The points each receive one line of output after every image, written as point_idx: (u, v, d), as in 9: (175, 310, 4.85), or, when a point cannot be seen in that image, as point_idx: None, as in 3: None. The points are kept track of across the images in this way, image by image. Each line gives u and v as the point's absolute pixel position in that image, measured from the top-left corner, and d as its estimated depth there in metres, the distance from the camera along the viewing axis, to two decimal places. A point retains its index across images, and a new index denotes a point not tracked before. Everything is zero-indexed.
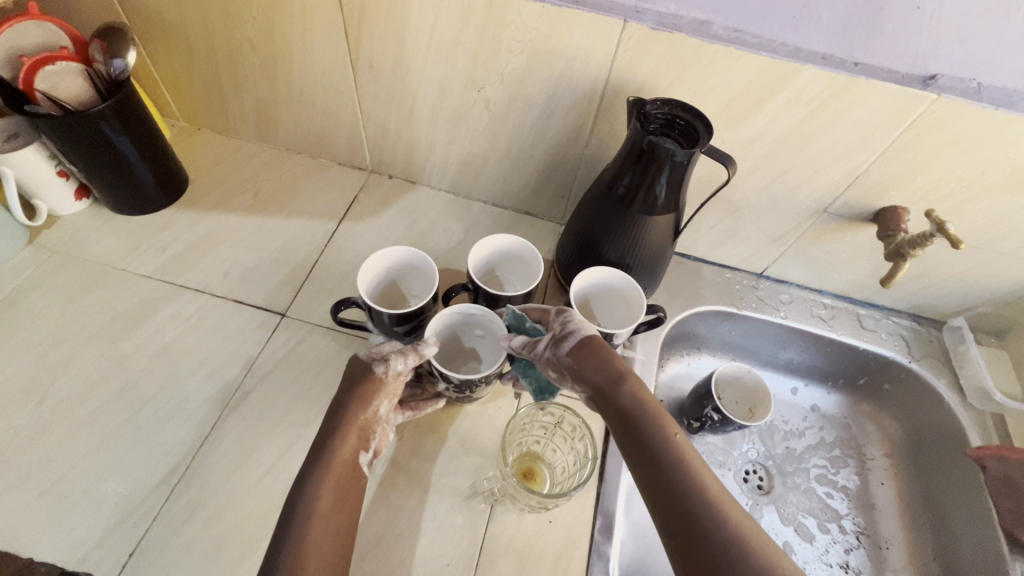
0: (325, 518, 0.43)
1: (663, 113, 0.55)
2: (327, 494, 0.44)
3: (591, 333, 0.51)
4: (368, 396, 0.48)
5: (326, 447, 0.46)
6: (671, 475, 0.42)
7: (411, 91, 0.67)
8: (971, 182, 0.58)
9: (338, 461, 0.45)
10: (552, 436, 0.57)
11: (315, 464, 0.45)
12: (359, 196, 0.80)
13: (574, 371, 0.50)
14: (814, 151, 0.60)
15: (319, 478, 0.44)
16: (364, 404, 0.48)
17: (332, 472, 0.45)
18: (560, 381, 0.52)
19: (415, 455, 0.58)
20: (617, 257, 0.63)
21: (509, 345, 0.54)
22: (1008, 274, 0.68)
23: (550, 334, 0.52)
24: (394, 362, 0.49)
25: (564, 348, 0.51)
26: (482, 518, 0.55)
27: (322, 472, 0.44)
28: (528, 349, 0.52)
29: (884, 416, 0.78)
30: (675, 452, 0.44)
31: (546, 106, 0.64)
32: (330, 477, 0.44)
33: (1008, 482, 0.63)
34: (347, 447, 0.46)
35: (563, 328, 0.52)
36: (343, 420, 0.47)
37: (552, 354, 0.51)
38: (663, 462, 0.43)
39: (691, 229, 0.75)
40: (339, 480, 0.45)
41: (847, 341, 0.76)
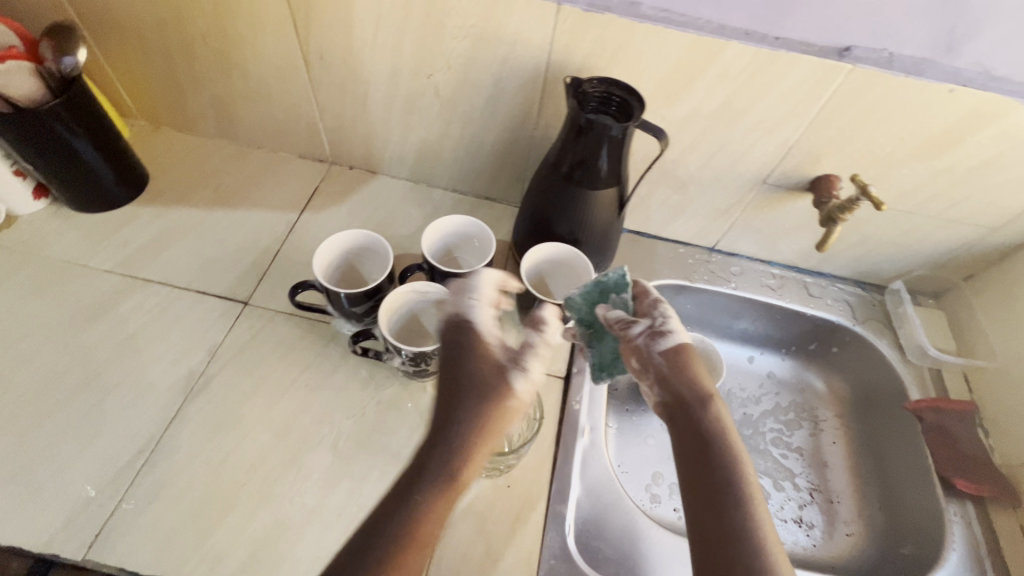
0: (422, 542, 0.40)
1: (600, 91, 0.57)
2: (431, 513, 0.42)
3: (687, 345, 0.55)
4: (506, 414, 0.49)
5: (442, 472, 0.44)
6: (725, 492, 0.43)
7: (364, 81, 0.69)
8: (893, 148, 0.62)
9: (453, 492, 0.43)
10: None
11: (424, 488, 0.43)
12: (320, 186, 0.81)
13: (660, 368, 0.54)
14: (747, 125, 0.63)
15: (424, 508, 0.42)
16: (500, 423, 0.48)
17: (449, 492, 0.43)
18: (639, 372, 0.55)
19: (378, 430, 0.60)
20: (567, 233, 0.66)
21: (605, 314, 0.60)
22: (937, 236, 0.72)
23: (649, 325, 0.57)
24: (531, 372, 0.52)
25: (658, 345, 0.55)
26: None
27: (432, 501, 0.42)
28: (621, 327, 0.57)
29: (835, 379, 0.82)
30: (740, 478, 0.44)
31: (493, 91, 0.66)
32: (437, 507, 0.42)
33: (942, 430, 0.68)
34: (466, 473, 0.45)
35: (663, 326, 0.56)
36: (470, 441, 0.46)
37: (645, 345, 0.55)
38: (723, 479, 0.44)
39: (642, 206, 0.78)
40: (444, 511, 0.42)
41: (795, 308, 0.80)
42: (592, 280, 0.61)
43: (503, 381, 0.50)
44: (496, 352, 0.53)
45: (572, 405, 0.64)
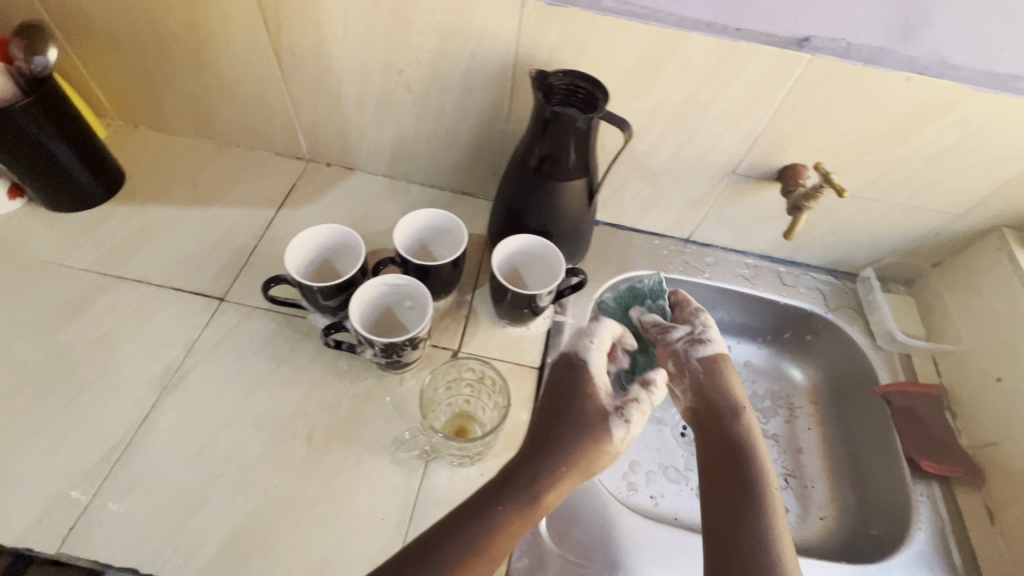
0: (491, 552, 0.44)
1: (566, 83, 0.58)
2: (508, 529, 0.45)
3: (724, 357, 0.58)
4: (598, 460, 0.51)
5: (528, 493, 0.47)
6: (750, 506, 0.46)
7: (337, 77, 0.70)
8: (855, 136, 0.63)
9: (532, 514, 0.47)
10: (477, 395, 0.61)
11: (511, 501, 0.46)
12: (297, 183, 0.82)
13: (696, 373, 0.57)
14: (713, 116, 0.64)
15: (506, 517, 0.45)
16: (591, 465, 0.51)
17: (528, 515, 0.46)
18: (671, 374, 0.59)
19: (352, 422, 0.60)
20: (538, 225, 0.67)
21: (641, 318, 0.64)
22: (904, 223, 0.73)
23: (690, 332, 0.60)
24: (631, 423, 0.54)
25: (696, 351, 0.58)
26: (417, 475, 0.58)
27: (510, 515, 0.46)
28: (661, 332, 0.61)
29: (809, 366, 0.83)
30: (763, 496, 0.47)
31: (464, 85, 0.67)
32: (515, 521, 0.45)
33: (909, 413, 0.69)
34: (547, 502, 0.48)
35: (703, 334, 0.60)
36: (558, 472, 0.49)
37: (684, 349, 0.59)
38: (750, 495, 0.47)
39: (617, 198, 0.79)
40: (520, 529, 0.46)
41: (769, 297, 0.81)
42: (626, 287, 0.68)
43: (608, 427, 0.53)
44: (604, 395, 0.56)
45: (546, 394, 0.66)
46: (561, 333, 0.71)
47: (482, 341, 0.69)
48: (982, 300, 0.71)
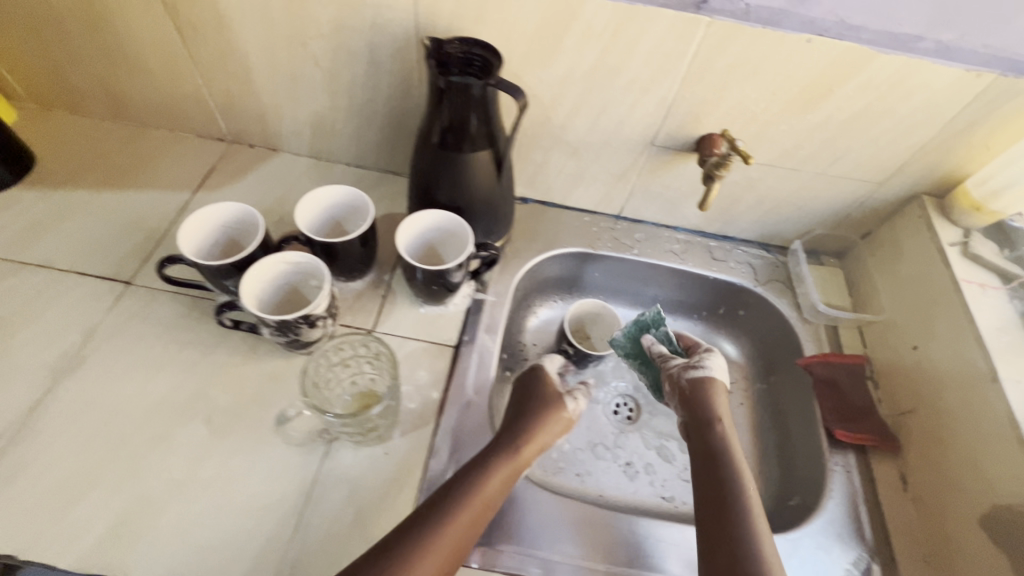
0: (483, 494, 0.53)
1: (462, 52, 0.56)
2: (497, 479, 0.55)
3: (716, 380, 0.68)
4: (554, 426, 0.64)
5: (510, 450, 0.58)
6: (732, 500, 0.57)
7: (242, 53, 0.67)
8: (766, 103, 0.62)
9: (517, 463, 0.58)
10: (384, 384, 0.58)
11: (497, 459, 0.57)
12: (217, 165, 0.80)
13: (686, 393, 0.68)
14: (622, 84, 0.63)
15: (495, 471, 0.56)
16: (549, 431, 0.63)
17: (510, 463, 0.57)
18: (671, 394, 0.70)
19: (254, 404, 0.59)
20: (448, 200, 0.65)
21: (651, 346, 0.74)
22: (828, 193, 0.72)
23: (686, 360, 0.71)
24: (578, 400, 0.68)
25: (689, 373, 0.69)
26: (317, 456, 0.56)
27: (499, 463, 0.57)
28: (662, 359, 0.72)
29: (740, 341, 0.83)
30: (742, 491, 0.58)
31: (371, 58, 0.65)
32: (501, 470, 0.56)
33: (831, 383, 0.69)
34: (522, 457, 0.59)
35: (697, 361, 0.70)
36: (529, 430, 0.62)
37: (678, 372, 0.70)
38: (732, 496, 0.57)
39: (541, 174, 0.77)
40: (507, 481, 0.56)
41: (699, 272, 0.80)
42: (633, 322, 0.77)
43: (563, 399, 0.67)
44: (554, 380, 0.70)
45: (459, 371, 0.65)
46: (480, 311, 0.70)
47: (397, 320, 0.68)
48: (904, 269, 0.70)
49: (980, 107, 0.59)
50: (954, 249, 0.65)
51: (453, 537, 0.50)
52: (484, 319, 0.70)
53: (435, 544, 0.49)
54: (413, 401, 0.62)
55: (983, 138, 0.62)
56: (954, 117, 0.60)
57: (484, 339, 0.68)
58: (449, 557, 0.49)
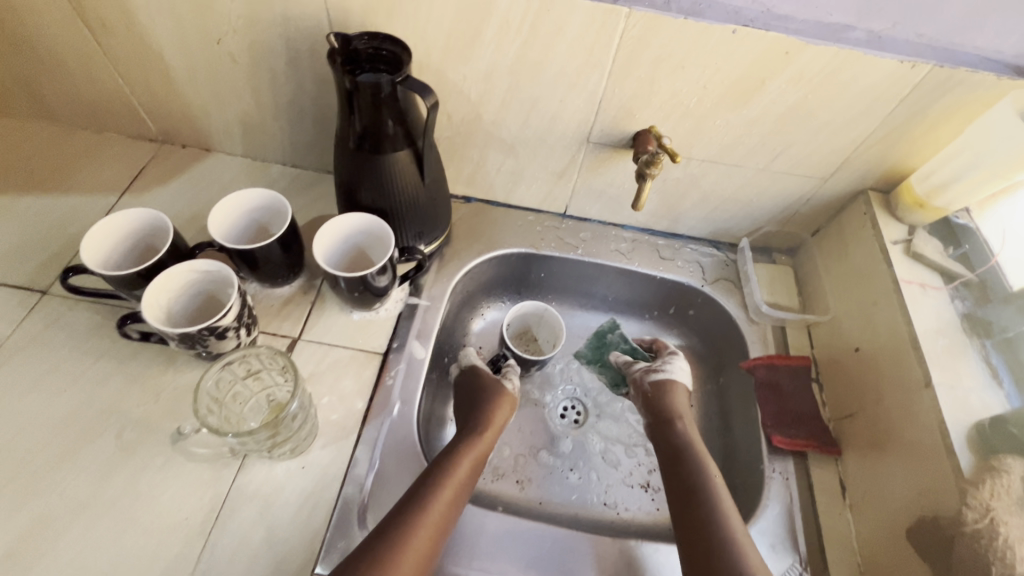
0: (459, 475, 0.57)
1: (372, 48, 0.54)
2: (467, 462, 0.59)
3: (675, 382, 0.70)
4: (496, 424, 0.65)
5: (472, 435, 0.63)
6: (699, 485, 0.58)
7: (156, 50, 0.64)
8: (698, 98, 0.59)
9: (479, 445, 0.62)
10: (299, 418, 0.53)
11: (454, 461, 0.58)
12: (147, 167, 0.77)
13: (647, 394, 0.70)
14: (549, 79, 0.60)
15: (455, 472, 0.57)
16: (492, 432, 0.65)
17: (475, 448, 0.62)
18: (635, 396, 0.72)
19: (167, 417, 0.57)
20: (370, 202, 0.62)
21: (618, 358, 0.79)
22: (774, 189, 0.70)
23: (648, 364, 0.73)
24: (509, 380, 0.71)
25: (651, 376, 0.71)
26: (230, 471, 0.55)
27: (465, 447, 0.61)
28: (627, 366, 0.75)
29: (691, 341, 0.81)
30: (706, 477, 0.59)
31: (288, 55, 0.63)
32: (458, 474, 0.57)
33: (772, 387, 0.67)
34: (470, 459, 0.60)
35: (661, 365, 0.72)
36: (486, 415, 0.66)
37: (641, 375, 0.72)
38: (698, 483, 0.59)
39: (480, 172, 0.75)
40: (470, 474, 0.59)
41: (645, 272, 0.78)
42: (593, 333, 0.83)
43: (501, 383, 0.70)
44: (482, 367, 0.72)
45: (385, 380, 0.63)
46: (412, 317, 0.68)
47: (325, 327, 0.66)
48: (850, 267, 0.68)
49: (919, 99, 0.56)
50: (897, 248, 0.63)
51: (425, 538, 0.51)
52: (416, 325, 0.68)
53: (408, 547, 0.49)
54: (336, 412, 0.60)
55: (925, 132, 0.59)
56: (893, 109, 0.57)
57: (414, 345, 0.66)
58: (433, 540, 0.51)
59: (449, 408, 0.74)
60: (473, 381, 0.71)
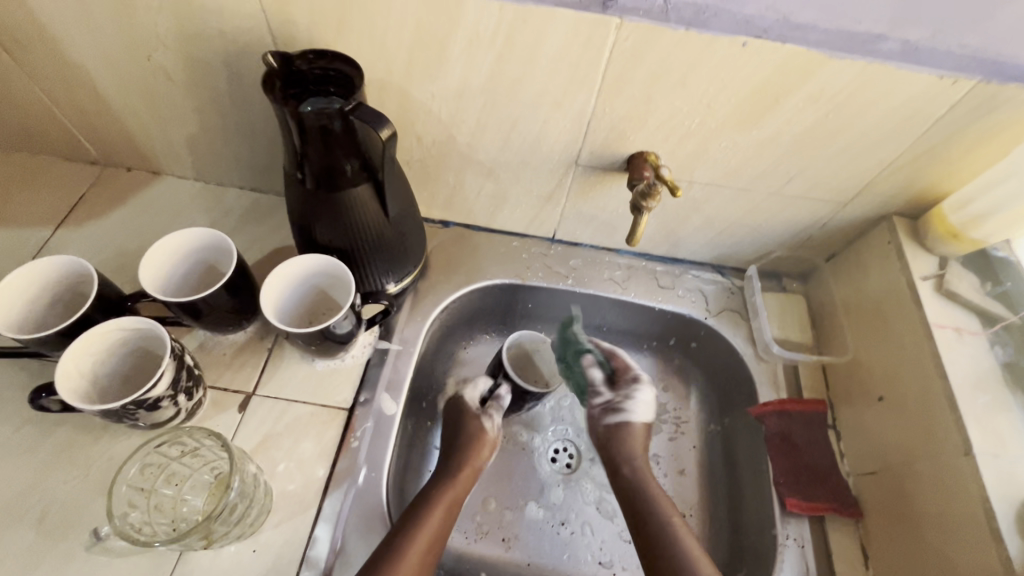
0: (434, 520, 0.54)
1: (318, 69, 0.46)
2: (444, 504, 0.56)
3: (633, 422, 0.66)
4: (474, 464, 0.61)
5: (451, 474, 0.59)
6: (663, 537, 0.56)
7: (81, 67, 0.56)
8: (701, 118, 0.52)
9: (457, 484, 0.59)
10: (240, 502, 0.47)
11: (430, 505, 0.55)
12: (87, 194, 0.69)
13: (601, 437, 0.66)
14: (529, 97, 0.52)
15: (432, 516, 0.54)
16: (470, 473, 0.60)
17: (455, 488, 0.58)
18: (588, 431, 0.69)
19: (99, 495, 0.50)
20: (328, 241, 0.54)
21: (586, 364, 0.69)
22: (786, 214, 0.62)
23: (610, 400, 0.67)
24: (488, 421, 0.63)
25: (608, 418, 0.67)
26: (169, 559, 0.48)
27: (443, 488, 0.58)
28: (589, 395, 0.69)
29: (693, 375, 0.74)
30: (667, 527, 0.56)
31: (230, 72, 0.55)
32: (428, 530, 0.52)
33: (785, 438, 0.60)
34: (444, 508, 0.56)
35: (621, 402, 0.67)
36: (467, 451, 0.61)
37: (598, 415, 0.68)
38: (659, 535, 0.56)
39: (458, 197, 0.67)
40: (448, 516, 0.56)
41: (642, 303, 0.70)
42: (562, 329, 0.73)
43: (479, 424, 0.63)
44: (467, 395, 0.65)
45: (350, 442, 0.55)
46: (382, 364, 0.61)
47: (283, 379, 0.59)
48: (871, 302, 0.61)
49: (958, 117, 0.48)
50: (927, 284, 0.55)
51: None
52: (386, 374, 0.61)
53: None
54: (293, 482, 0.53)
55: (962, 153, 0.51)
56: (928, 130, 0.50)
57: (384, 399, 0.59)
58: None
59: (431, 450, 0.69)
60: (451, 413, 0.65)
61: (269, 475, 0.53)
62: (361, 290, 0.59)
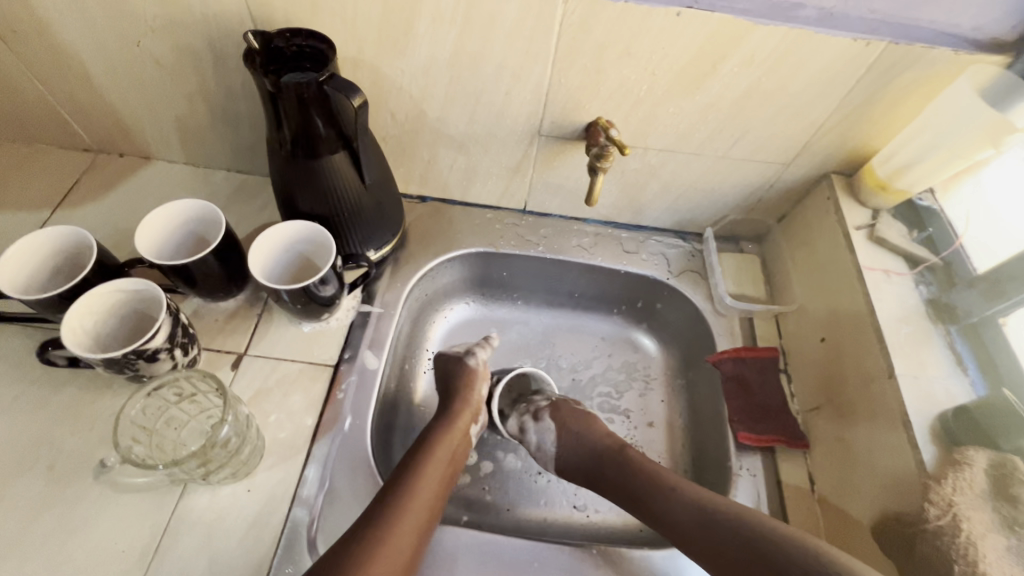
0: (440, 458, 0.58)
1: (295, 46, 0.51)
2: (447, 443, 0.60)
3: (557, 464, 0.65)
4: (474, 403, 0.65)
5: (449, 415, 0.63)
6: (673, 502, 0.55)
7: (74, 54, 0.61)
8: (647, 85, 0.57)
9: (456, 424, 0.63)
10: (234, 438, 0.51)
11: (433, 443, 0.59)
12: (82, 178, 0.74)
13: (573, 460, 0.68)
14: (490, 70, 0.57)
15: (437, 454, 0.58)
16: (468, 414, 0.64)
17: (457, 428, 0.62)
18: None
19: (103, 445, 0.54)
20: (310, 209, 0.59)
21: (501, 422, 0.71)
22: (736, 176, 0.68)
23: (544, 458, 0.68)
24: (480, 352, 0.70)
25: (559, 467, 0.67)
26: (171, 499, 0.52)
27: (442, 426, 0.62)
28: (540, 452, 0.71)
29: (660, 335, 0.79)
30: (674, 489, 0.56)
31: (215, 55, 0.59)
32: (436, 466, 0.57)
33: (740, 381, 0.65)
34: (447, 447, 0.60)
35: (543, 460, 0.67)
36: (462, 394, 0.65)
37: None
38: (667, 501, 0.55)
39: (432, 171, 0.72)
40: (452, 453, 0.60)
41: (609, 266, 0.75)
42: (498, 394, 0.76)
43: (465, 363, 0.68)
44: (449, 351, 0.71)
45: (336, 394, 0.60)
46: (365, 325, 0.66)
47: (272, 340, 0.63)
48: (816, 255, 0.66)
49: (876, 77, 0.53)
50: (860, 233, 0.61)
51: (415, 514, 0.51)
52: (369, 334, 0.65)
53: (402, 521, 0.50)
54: (284, 430, 0.57)
55: (885, 111, 0.57)
56: (851, 90, 0.55)
57: (367, 356, 0.63)
58: (426, 517, 0.52)
59: (414, 410, 0.72)
60: (442, 366, 0.70)
61: (260, 425, 0.57)
62: (340, 253, 0.63)
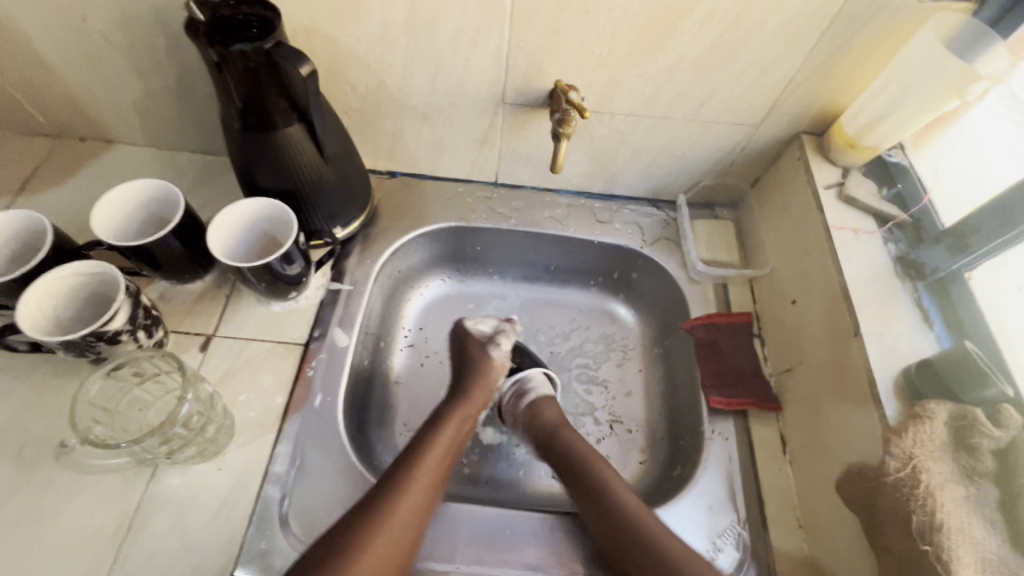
0: (449, 440, 0.58)
1: (240, 14, 0.49)
2: (455, 426, 0.60)
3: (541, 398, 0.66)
4: (486, 392, 0.65)
5: (462, 398, 0.63)
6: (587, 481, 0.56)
7: (20, 33, 0.59)
8: (608, 47, 0.55)
9: (468, 409, 0.62)
10: (198, 414, 0.51)
11: (440, 425, 0.59)
12: (43, 164, 0.72)
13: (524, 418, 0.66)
14: (447, 35, 0.55)
15: (442, 435, 0.58)
16: (479, 399, 0.64)
17: (468, 411, 0.62)
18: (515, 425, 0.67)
19: (71, 429, 0.54)
20: (272, 185, 0.58)
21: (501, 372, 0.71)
22: (706, 140, 0.66)
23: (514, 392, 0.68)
24: (504, 342, 0.69)
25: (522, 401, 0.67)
26: (142, 480, 0.52)
27: (455, 408, 0.61)
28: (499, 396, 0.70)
29: (636, 305, 0.79)
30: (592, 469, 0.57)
31: (165, 29, 0.58)
32: (441, 449, 0.56)
33: (712, 346, 0.65)
34: (454, 428, 0.59)
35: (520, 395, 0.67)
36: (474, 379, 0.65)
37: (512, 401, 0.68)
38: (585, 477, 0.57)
39: (399, 145, 0.70)
40: (459, 435, 0.59)
41: (581, 237, 0.74)
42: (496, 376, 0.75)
43: (487, 352, 0.68)
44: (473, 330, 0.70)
45: (306, 371, 0.60)
46: (336, 303, 0.65)
47: (241, 320, 0.62)
48: (787, 217, 0.65)
49: (841, 29, 0.52)
50: (829, 192, 0.60)
51: (419, 494, 0.51)
52: (339, 312, 0.65)
53: (403, 500, 0.50)
54: (254, 409, 0.57)
55: (851, 66, 0.55)
56: (817, 45, 0.54)
57: (337, 333, 0.63)
58: (428, 496, 0.51)
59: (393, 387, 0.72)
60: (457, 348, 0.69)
61: (230, 404, 0.57)
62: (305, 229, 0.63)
